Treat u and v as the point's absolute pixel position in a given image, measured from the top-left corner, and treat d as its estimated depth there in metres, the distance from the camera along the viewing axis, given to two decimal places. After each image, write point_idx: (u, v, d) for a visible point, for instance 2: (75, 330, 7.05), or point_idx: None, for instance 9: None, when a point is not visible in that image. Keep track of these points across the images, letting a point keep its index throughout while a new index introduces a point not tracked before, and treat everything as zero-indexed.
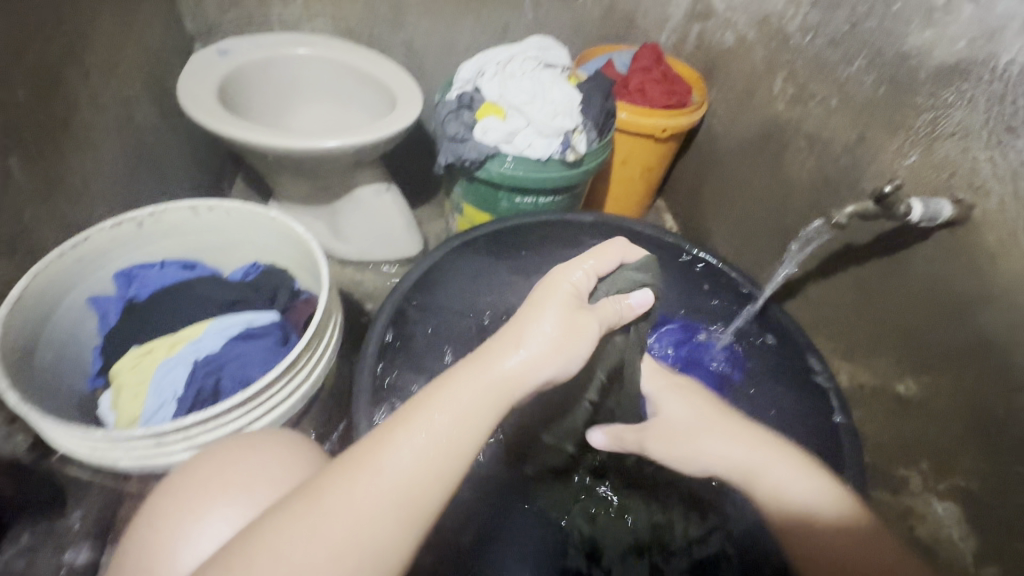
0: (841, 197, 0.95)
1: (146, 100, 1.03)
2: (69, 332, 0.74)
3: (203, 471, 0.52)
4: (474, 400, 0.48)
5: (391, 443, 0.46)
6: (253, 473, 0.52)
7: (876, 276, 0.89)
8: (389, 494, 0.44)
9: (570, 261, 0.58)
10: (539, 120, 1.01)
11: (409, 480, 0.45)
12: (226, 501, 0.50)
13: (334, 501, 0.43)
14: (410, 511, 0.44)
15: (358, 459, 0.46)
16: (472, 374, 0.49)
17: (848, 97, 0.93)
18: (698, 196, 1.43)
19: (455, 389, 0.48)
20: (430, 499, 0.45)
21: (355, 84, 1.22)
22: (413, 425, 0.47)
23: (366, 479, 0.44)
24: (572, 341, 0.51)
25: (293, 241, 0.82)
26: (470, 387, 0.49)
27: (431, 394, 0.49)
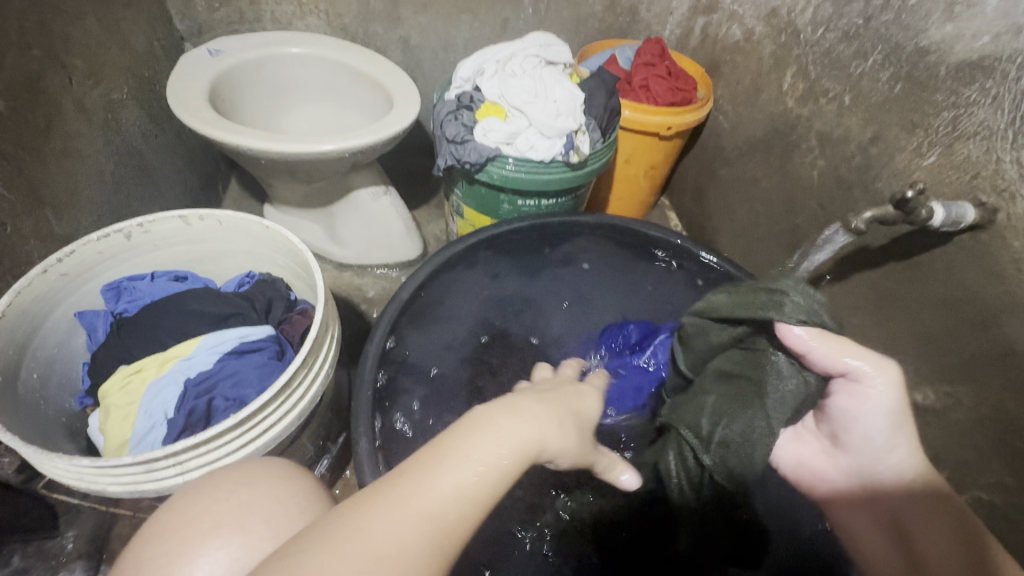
0: (854, 198, 0.92)
1: (134, 104, 1.00)
2: (55, 349, 0.72)
3: (197, 504, 0.51)
4: (510, 431, 0.46)
5: (423, 476, 0.42)
6: (243, 507, 0.51)
7: (891, 280, 0.86)
8: (419, 535, 0.40)
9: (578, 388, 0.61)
10: (541, 120, 0.98)
11: (448, 504, 0.41)
12: (221, 537, 0.48)
13: (353, 539, 0.38)
14: (440, 550, 0.40)
15: (393, 484, 0.42)
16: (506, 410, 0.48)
17: (862, 94, 0.89)
18: (703, 194, 1.39)
19: (489, 431, 0.45)
20: (460, 529, 0.41)
21: (350, 83, 1.18)
22: (447, 462, 0.43)
23: (390, 517, 0.40)
24: (583, 440, 0.55)
25: (288, 251, 0.79)
26: (502, 428, 0.46)
27: (468, 424, 0.46)
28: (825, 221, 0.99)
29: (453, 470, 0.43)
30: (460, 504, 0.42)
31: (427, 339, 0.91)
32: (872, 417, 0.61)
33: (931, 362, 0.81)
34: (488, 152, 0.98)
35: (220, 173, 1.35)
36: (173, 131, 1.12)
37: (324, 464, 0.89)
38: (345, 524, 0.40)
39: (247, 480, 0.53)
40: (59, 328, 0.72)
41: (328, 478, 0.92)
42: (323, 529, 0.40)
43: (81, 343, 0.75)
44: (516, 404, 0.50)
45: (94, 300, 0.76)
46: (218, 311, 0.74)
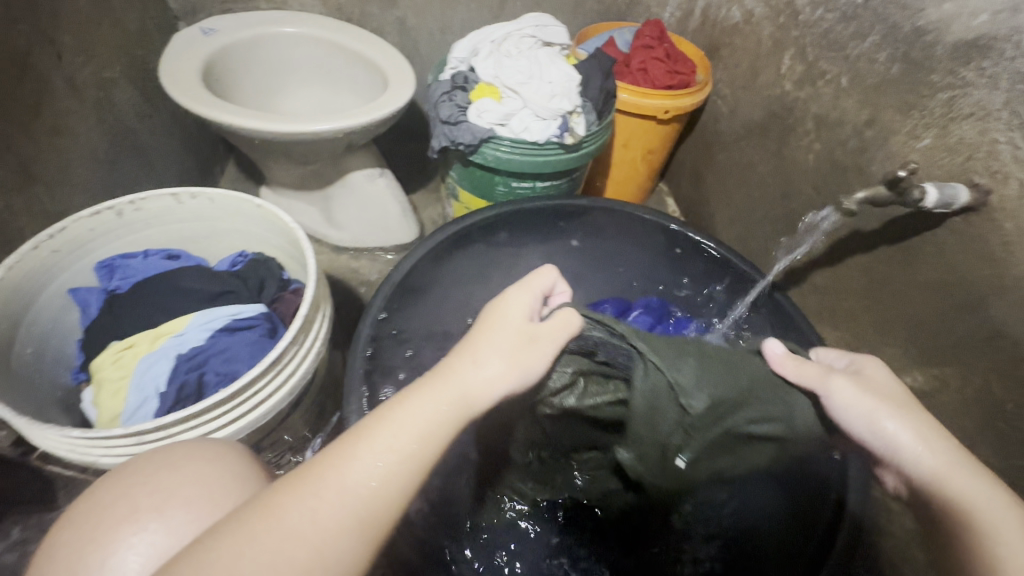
0: (849, 181, 0.92)
1: (127, 83, 0.99)
2: (49, 324, 0.72)
3: (112, 491, 0.49)
4: (428, 415, 0.46)
5: (348, 458, 0.44)
6: (161, 490, 0.48)
7: (884, 263, 0.86)
8: (334, 515, 0.41)
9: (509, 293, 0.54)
10: (535, 101, 0.97)
11: (369, 493, 0.42)
12: (138, 522, 0.46)
13: (266, 522, 0.40)
14: (354, 533, 0.41)
15: (308, 476, 0.43)
16: (431, 387, 0.47)
17: (859, 76, 0.88)
18: (700, 180, 1.39)
19: (413, 410, 0.46)
20: (387, 515, 0.43)
21: (345, 64, 1.17)
22: (359, 450, 0.44)
23: (308, 500, 0.41)
24: (527, 357, 0.50)
25: (280, 230, 0.79)
26: (418, 410, 0.46)
27: (386, 414, 0.46)
28: (820, 205, 0.99)
29: (365, 458, 0.43)
30: (376, 490, 0.43)
31: (419, 321, 0.91)
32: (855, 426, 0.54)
33: (921, 346, 0.81)
34: (481, 134, 0.97)
35: (217, 155, 1.35)
36: (167, 111, 1.12)
37: (316, 445, 0.90)
38: (259, 507, 0.41)
39: (167, 462, 0.51)
40: (52, 304, 0.73)
41: None
42: (239, 513, 0.41)
43: (75, 320, 0.76)
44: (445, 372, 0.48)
45: (87, 277, 0.76)
46: (211, 289, 0.75)
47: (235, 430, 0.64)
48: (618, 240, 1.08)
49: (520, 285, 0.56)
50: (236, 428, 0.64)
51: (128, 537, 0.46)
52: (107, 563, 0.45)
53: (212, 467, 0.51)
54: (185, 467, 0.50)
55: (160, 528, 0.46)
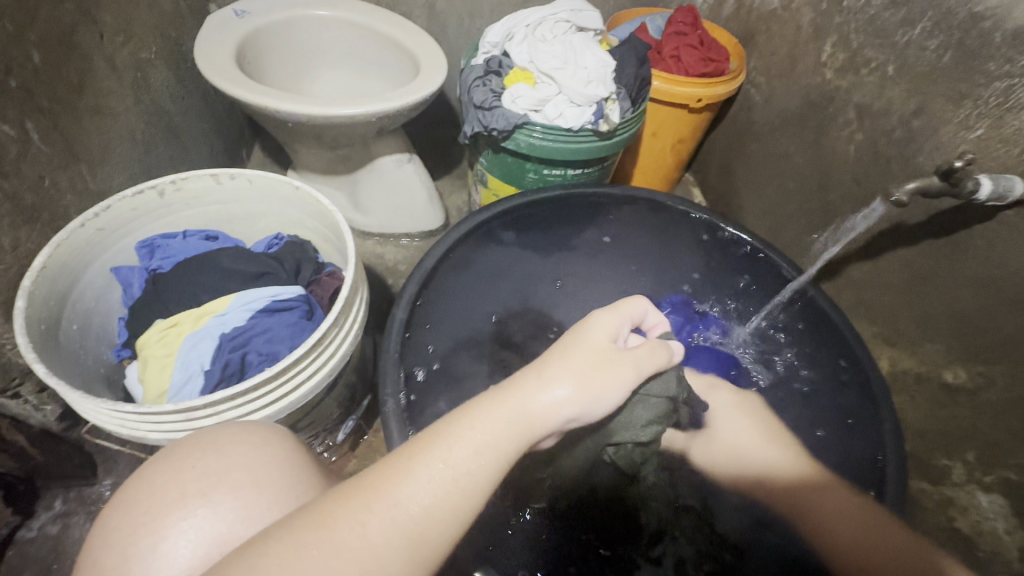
0: (892, 173, 0.90)
1: (163, 64, 0.99)
2: (93, 302, 0.73)
3: (159, 477, 0.47)
4: (496, 433, 0.45)
5: (409, 473, 0.42)
6: (212, 474, 0.47)
7: (927, 258, 0.84)
8: (388, 535, 0.39)
9: (603, 315, 0.55)
10: (571, 86, 0.96)
11: (427, 513, 0.40)
12: (188, 508, 0.45)
13: (324, 532, 0.38)
14: (409, 556, 0.39)
15: (370, 485, 0.41)
16: (499, 404, 0.46)
17: (907, 64, 0.86)
18: (730, 170, 1.37)
19: (481, 425, 0.45)
20: (442, 542, 0.41)
21: (376, 48, 1.17)
22: (418, 467, 0.42)
23: (362, 515, 0.39)
24: (604, 384, 0.49)
25: (318, 213, 0.79)
26: (482, 426, 0.45)
27: (452, 424, 0.45)
28: (859, 197, 0.97)
29: (426, 474, 0.42)
30: (433, 508, 0.41)
31: (450, 308, 0.91)
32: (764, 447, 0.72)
33: (966, 343, 0.79)
34: (516, 119, 0.96)
35: (245, 138, 1.35)
36: (200, 94, 1.12)
37: (348, 427, 0.90)
38: (310, 516, 0.39)
39: (214, 445, 0.49)
40: (96, 282, 0.74)
41: (352, 439, 0.94)
42: (292, 520, 0.39)
43: (116, 298, 0.77)
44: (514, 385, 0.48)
45: (128, 256, 0.77)
46: (250, 270, 0.76)
47: (278, 409, 0.64)
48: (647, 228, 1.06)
49: (614, 308, 0.57)
50: (279, 407, 0.64)
51: (178, 522, 0.44)
52: (158, 549, 0.43)
53: (258, 451, 0.49)
54: (230, 451, 0.48)
55: (210, 514, 0.45)
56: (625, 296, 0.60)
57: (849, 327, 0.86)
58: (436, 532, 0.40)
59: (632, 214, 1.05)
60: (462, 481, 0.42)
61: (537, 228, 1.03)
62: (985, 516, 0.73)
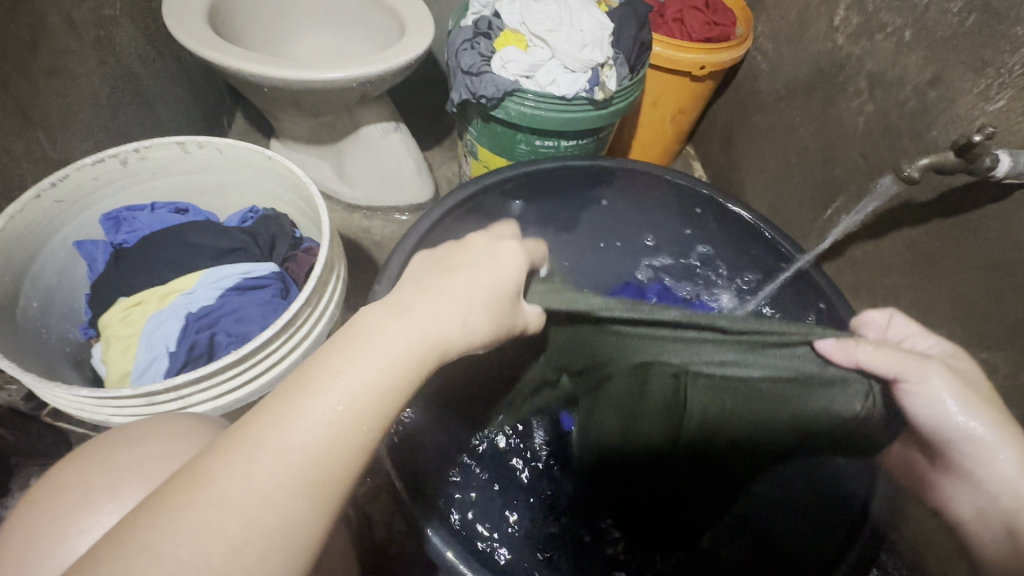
0: (903, 147, 0.85)
1: (130, 21, 0.93)
2: (55, 278, 0.70)
3: (65, 473, 0.45)
4: (392, 350, 0.36)
5: (285, 413, 0.33)
6: (120, 468, 0.44)
7: (935, 239, 0.80)
8: (276, 481, 0.32)
9: (503, 241, 0.46)
10: (565, 51, 0.89)
11: (321, 449, 0.33)
12: (94, 505, 0.42)
13: (208, 485, 0.31)
14: (323, 482, 0.33)
15: (237, 437, 0.33)
16: (395, 318, 0.37)
17: (924, 29, 0.80)
18: (731, 143, 1.31)
19: (372, 334, 0.36)
20: (347, 473, 0.34)
21: (359, 7, 1.09)
22: (318, 382, 0.34)
23: (246, 462, 0.32)
24: (500, 316, 0.42)
25: (293, 185, 0.74)
26: (374, 331, 0.36)
27: (336, 348, 0.36)
28: (866, 173, 0.92)
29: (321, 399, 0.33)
30: (333, 445, 0.33)
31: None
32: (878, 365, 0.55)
33: (971, 328, 0.76)
34: (506, 86, 0.91)
35: (225, 105, 1.29)
36: (172, 56, 1.05)
37: None
38: (197, 472, 0.32)
39: (135, 437, 0.46)
40: (58, 257, 0.70)
41: None
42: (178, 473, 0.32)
43: (81, 274, 0.73)
44: (412, 298, 0.39)
45: (92, 230, 0.73)
46: (220, 246, 0.72)
47: (249, 392, 0.61)
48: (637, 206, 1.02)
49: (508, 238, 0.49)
50: (250, 391, 0.62)
51: (84, 520, 0.42)
52: (58, 552, 0.41)
53: (173, 440, 0.46)
54: (144, 443, 0.45)
55: (118, 509, 0.42)
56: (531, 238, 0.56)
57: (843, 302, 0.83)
58: (349, 447, 0.34)
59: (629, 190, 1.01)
60: (363, 393, 0.34)
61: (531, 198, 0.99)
62: None
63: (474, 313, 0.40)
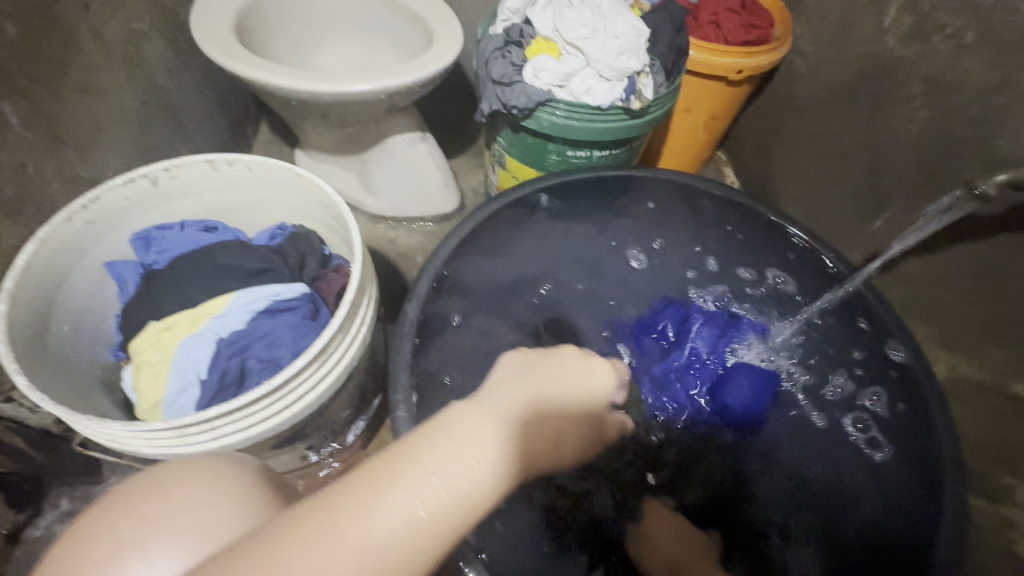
0: (963, 157, 0.80)
1: (158, 36, 0.92)
2: (86, 299, 0.69)
3: (86, 523, 0.42)
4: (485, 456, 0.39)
5: (376, 501, 0.34)
6: (149, 521, 0.41)
7: (1002, 256, 0.74)
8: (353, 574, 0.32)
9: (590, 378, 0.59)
10: (600, 59, 0.86)
11: (399, 547, 0.33)
12: (122, 563, 0.39)
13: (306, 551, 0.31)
14: None
15: (323, 512, 0.33)
16: (493, 426, 0.42)
17: (989, 31, 0.75)
18: (767, 149, 1.26)
19: (470, 438, 0.40)
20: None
21: (385, 16, 1.07)
22: (408, 474, 0.36)
23: (325, 549, 0.32)
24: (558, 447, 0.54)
25: (322, 202, 0.72)
26: (470, 424, 0.41)
27: (429, 444, 0.38)
28: (920, 184, 0.87)
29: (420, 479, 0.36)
30: (412, 539, 0.34)
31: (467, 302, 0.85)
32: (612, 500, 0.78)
33: None
34: (538, 96, 0.88)
35: (250, 115, 1.28)
36: (199, 69, 1.05)
37: (358, 428, 0.86)
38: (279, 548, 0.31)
39: (159, 485, 0.43)
40: (88, 278, 0.69)
41: (364, 438, 0.90)
42: (270, 533, 0.32)
43: (112, 294, 0.72)
44: (502, 409, 0.44)
45: (123, 250, 0.72)
46: (250, 267, 0.70)
47: (280, 422, 0.59)
48: (671, 218, 0.97)
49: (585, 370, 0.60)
50: (282, 420, 0.59)
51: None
52: None
53: (209, 489, 0.43)
54: (176, 491, 0.42)
55: (147, 568, 0.38)
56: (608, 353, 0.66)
57: (896, 320, 0.78)
58: (427, 549, 0.35)
59: (668, 200, 0.96)
60: (450, 492, 0.36)
61: (559, 211, 0.95)
62: None
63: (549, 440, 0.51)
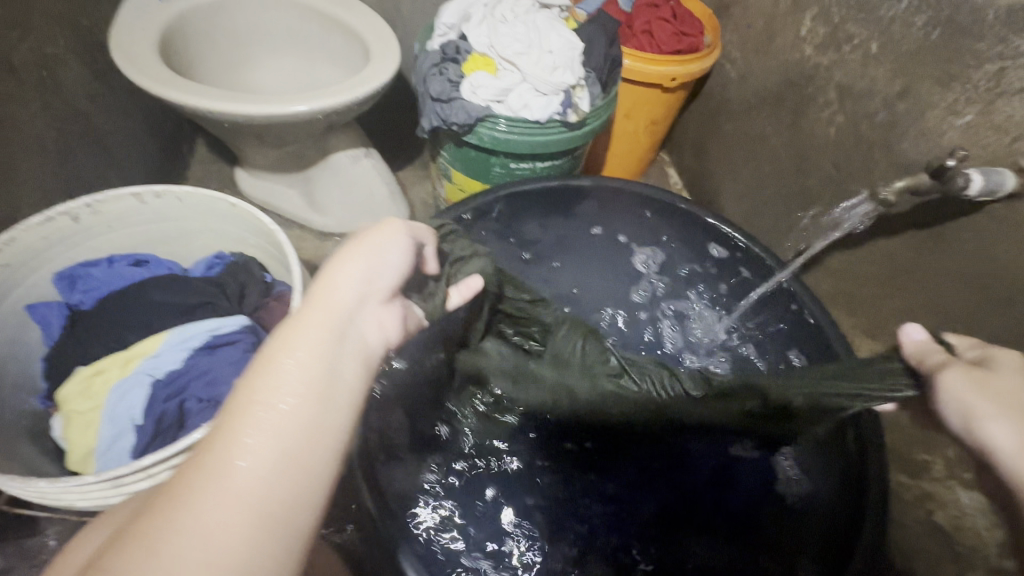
0: (875, 159, 0.86)
1: (76, 59, 0.88)
2: (7, 346, 0.65)
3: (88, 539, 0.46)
4: (307, 349, 0.39)
5: (250, 410, 0.36)
6: None
7: (910, 251, 0.81)
8: (231, 519, 0.32)
9: (379, 228, 0.49)
10: (536, 74, 0.88)
11: (284, 447, 0.35)
12: None
13: (156, 540, 0.32)
14: (267, 528, 0.33)
15: (198, 461, 0.35)
16: (313, 309, 0.42)
17: (890, 42, 0.81)
18: (705, 151, 1.31)
19: (307, 324, 0.41)
20: (309, 498, 0.35)
21: (320, 31, 1.05)
22: (267, 367, 0.38)
23: (206, 493, 0.33)
24: (371, 244, 0.48)
25: (259, 230, 0.71)
26: (304, 337, 0.40)
27: (275, 345, 0.40)
28: (841, 184, 0.93)
29: (269, 377, 0.37)
30: (287, 440, 0.35)
31: None
32: (364, 280, 0.45)
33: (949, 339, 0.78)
34: (477, 112, 0.88)
35: (184, 133, 1.23)
36: (124, 89, 1.00)
37: None
38: (166, 508, 0.33)
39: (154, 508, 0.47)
40: (7, 324, 0.65)
41: None
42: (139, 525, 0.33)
43: (36, 338, 0.69)
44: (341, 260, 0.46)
45: (45, 291, 0.69)
46: (187, 301, 0.68)
47: None
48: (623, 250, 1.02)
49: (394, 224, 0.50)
50: None
51: None
52: None
53: None
54: None
55: None
56: (375, 225, 0.49)
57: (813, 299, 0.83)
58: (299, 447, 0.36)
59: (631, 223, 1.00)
60: (300, 399, 0.37)
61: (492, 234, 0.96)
62: (964, 511, 0.75)
63: (394, 260, 0.48)
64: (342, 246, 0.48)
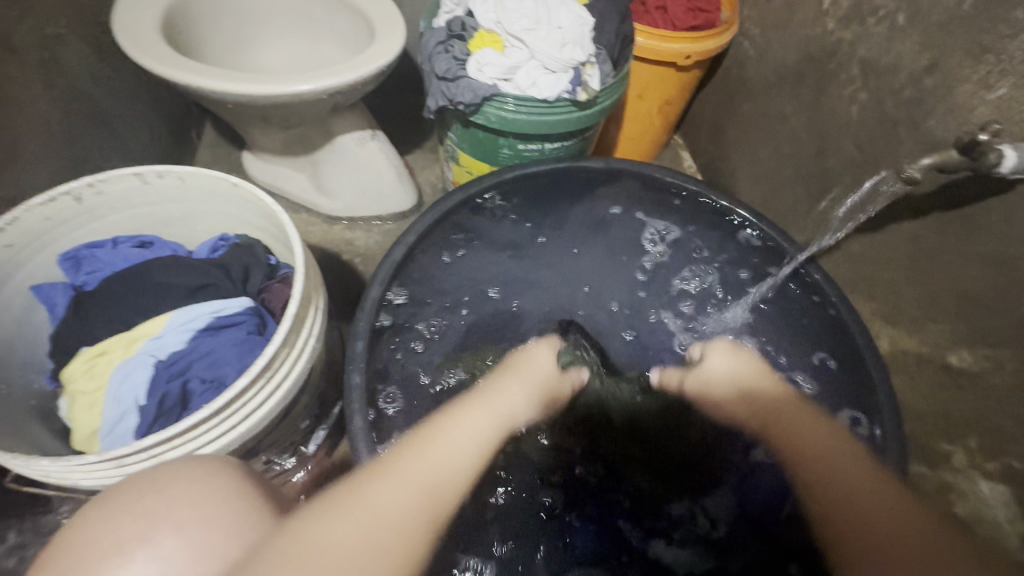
0: (900, 138, 0.82)
1: (79, 40, 0.87)
2: (13, 327, 0.65)
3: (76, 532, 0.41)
4: (459, 438, 0.52)
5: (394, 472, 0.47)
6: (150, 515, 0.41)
7: (934, 233, 0.77)
8: (367, 538, 0.40)
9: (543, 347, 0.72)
10: (544, 51, 0.85)
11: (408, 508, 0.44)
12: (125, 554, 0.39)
13: (316, 532, 0.40)
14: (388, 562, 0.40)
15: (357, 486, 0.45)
16: (473, 408, 0.57)
17: (918, 13, 0.76)
18: (721, 133, 1.27)
19: (469, 419, 0.55)
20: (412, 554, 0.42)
21: (324, 9, 1.03)
22: (428, 439, 0.51)
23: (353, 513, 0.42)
24: (521, 379, 0.64)
25: (262, 211, 0.70)
26: (453, 430, 0.53)
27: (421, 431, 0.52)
28: (863, 165, 0.89)
29: (424, 449, 0.50)
30: (415, 498, 0.45)
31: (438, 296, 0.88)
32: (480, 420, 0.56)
33: (974, 325, 0.74)
34: (484, 91, 0.86)
35: (193, 116, 1.22)
36: (129, 71, 0.99)
37: (320, 437, 0.84)
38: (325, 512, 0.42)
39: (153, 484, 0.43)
40: (14, 304, 0.65)
41: (327, 447, 0.88)
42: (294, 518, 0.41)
43: (43, 319, 0.69)
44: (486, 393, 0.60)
45: (51, 271, 0.69)
46: (190, 283, 0.68)
47: (227, 442, 0.58)
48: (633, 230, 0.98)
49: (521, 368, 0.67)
50: (230, 440, 0.58)
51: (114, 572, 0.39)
52: None
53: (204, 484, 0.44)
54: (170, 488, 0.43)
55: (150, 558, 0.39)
56: (528, 353, 0.70)
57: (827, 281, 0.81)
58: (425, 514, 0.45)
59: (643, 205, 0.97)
60: (437, 470, 0.48)
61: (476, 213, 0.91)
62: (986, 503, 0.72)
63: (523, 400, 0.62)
64: (508, 373, 0.66)
